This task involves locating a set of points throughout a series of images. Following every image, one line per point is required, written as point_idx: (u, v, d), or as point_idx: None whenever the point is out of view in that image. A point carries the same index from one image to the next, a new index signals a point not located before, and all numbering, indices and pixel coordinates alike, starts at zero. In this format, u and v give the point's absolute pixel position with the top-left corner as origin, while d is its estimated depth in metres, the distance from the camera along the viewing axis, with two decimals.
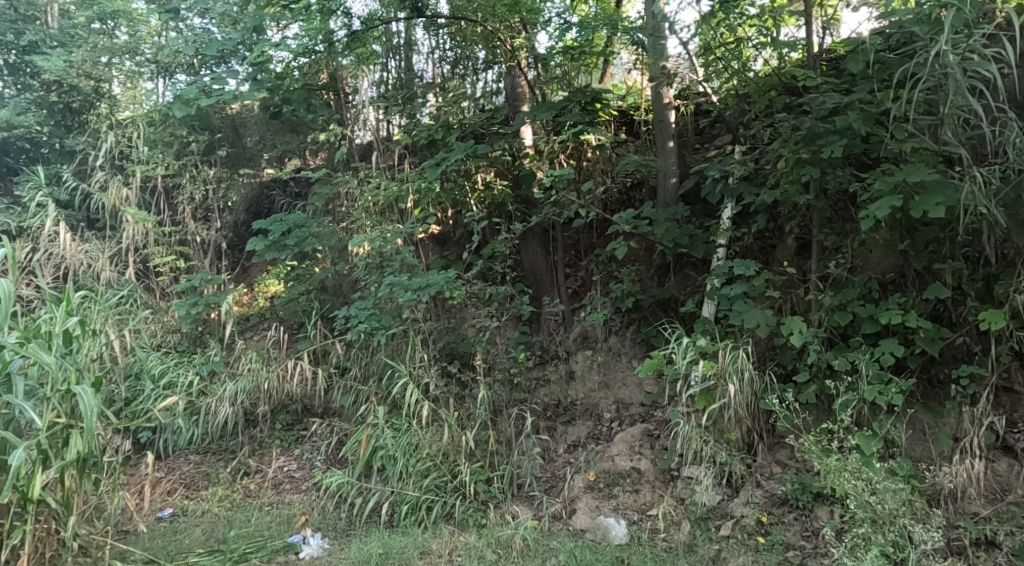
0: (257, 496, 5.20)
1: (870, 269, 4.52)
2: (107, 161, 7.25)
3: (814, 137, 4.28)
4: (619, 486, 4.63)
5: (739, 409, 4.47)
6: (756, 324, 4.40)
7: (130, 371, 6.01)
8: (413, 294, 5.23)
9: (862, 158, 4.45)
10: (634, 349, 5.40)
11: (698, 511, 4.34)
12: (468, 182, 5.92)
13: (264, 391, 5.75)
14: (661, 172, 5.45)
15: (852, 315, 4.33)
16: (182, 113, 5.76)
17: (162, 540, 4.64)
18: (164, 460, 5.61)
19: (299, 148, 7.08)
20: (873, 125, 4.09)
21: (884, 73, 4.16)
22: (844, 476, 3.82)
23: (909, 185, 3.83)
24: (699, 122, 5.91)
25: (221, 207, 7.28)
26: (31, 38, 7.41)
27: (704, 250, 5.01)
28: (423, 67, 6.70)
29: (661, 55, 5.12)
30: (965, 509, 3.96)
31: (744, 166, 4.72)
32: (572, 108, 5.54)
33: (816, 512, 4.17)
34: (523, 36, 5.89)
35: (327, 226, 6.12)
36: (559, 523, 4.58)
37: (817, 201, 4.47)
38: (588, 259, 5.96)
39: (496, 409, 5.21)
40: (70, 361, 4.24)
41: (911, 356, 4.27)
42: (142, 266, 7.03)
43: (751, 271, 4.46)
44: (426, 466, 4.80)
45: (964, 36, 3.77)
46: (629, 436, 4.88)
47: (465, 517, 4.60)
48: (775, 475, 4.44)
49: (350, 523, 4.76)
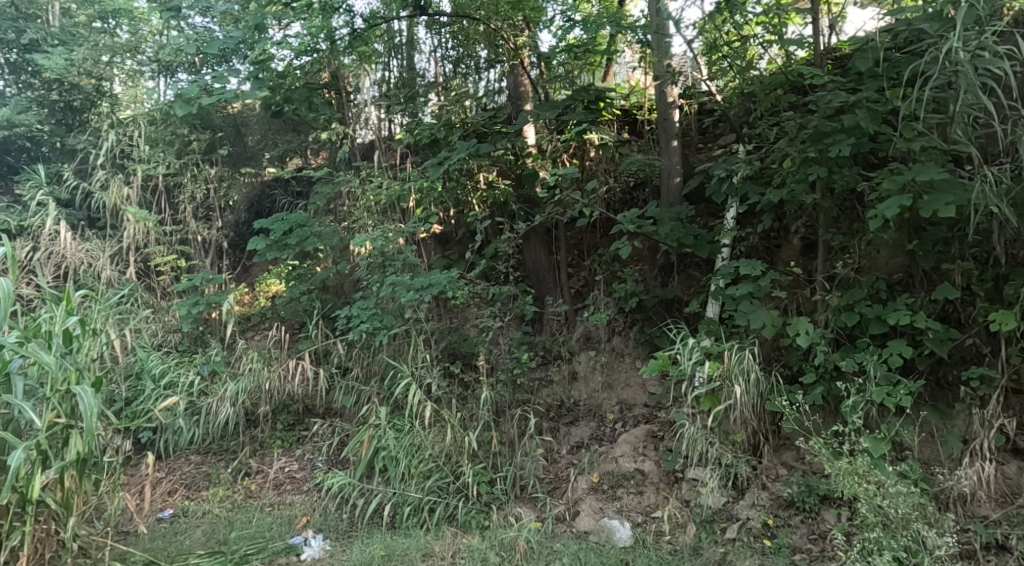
0: (258, 496, 5.16)
1: (877, 269, 4.48)
2: (107, 160, 7.22)
3: (821, 136, 4.23)
4: (623, 487, 4.60)
5: (745, 410, 4.44)
6: (762, 324, 4.36)
7: (130, 370, 5.97)
8: (415, 294, 5.19)
9: (869, 158, 4.41)
10: (637, 350, 5.37)
11: (703, 514, 4.30)
12: (470, 181, 5.85)
13: (265, 391, 5.71)
14: (665, 171, 5.41)
15: (859, 315, 4.29)
16: (183, 111, 5.74)
17: (163, 541, 4.61)
18: (164, 461, 5.58)
19: (301, 148, 7.05)
20: (881, 124, 4.05)
21: (891, 72, 4.12)
22: (854, 479, 3.78)
23: (918, 184, 3.79)
24: (703, 122, 5.87)
25: (222, 206, 7.25)
26: (32, 36, 7.38)
27: (709, 251, 4.97)
28: (425, 66, 6.70)
29: (665, 54, 5.07)
30: (975, 512, 3.93)
31: (750, 166, 4.68)
32: (576, 107, 5.50)
33: (822, 515, 4.14)
34: (525, 35, 5.86)
35: (328, 226, 6.09)
36: (563, 525, 4.54)
37: (824, 200, 4.43)
38: (591, 259, 5.92)
39: (499, 410, 5.18)
40: (70, 360, 4.22)
41: (920, 357, 4.23)
42: (142, 265, 7.00)
43: (757, 271, 4.42)
44: (429, 467, 4.77)
45: (975, 33, 3.74)
46: (633, 437, 4.86)
47: (468, 519, 4.56)
48: (780, 477, 4.40)
49: (351, 525, 4.72)
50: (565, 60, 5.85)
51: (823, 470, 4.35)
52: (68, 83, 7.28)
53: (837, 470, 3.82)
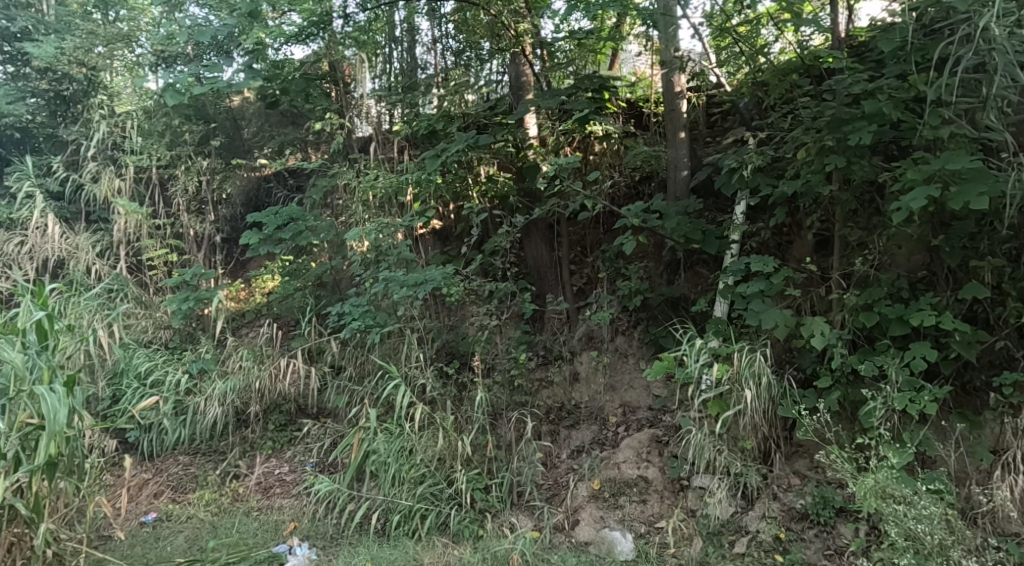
0: (245, 500, 4.93)
1: (897, 266, 4.22)
2: (98, 152, 7.00)
3: (840, 123, 3.96)
4: (625, 495, 4.35)
5: (755, 416, 4.21)
6: (775, 324, 4.09)
7: (116, 369, 5.74)
8: (409, 291, 4.93)
9: (890, 147, 4.15)
10: (641, 350, 5.14)
11: (710, 525, 4.06)
12: (470, 175, 5.60)
13: (254, 391, 5.48)
14: (671, 164, 5.17)
15: (878, 316, 4.02)
16: (174, 100, 5.59)
17: (142, 548, 4.40)
18: (150, 462, 5.35)
19: (299, 141, 6.77)
20: (904, 111, 3.79)
21: (920, 56, 3.85)
22: (877, 495, 3.53)
23: (945, 174, 3.52)
24: (711, 114, 5.63)
25: (216, 200, 7.01)
26: (23, 25, 7.11)
27: (718, 247, 4.69)
28: (427, 58, 6.51)
29: (673, 43, 4.86)
30: (1006, 529, 3.69)
31: (763, 156, 4.41)
32: (580, 95, 5.27)
33: (838, 529, 3.92)
34: (527, 22, 5.47)
35: (323, 220, 5.85)
36: (562, 534, 4.31)
37: (842, 192, 4.17)
38: (594, 255, 5.68)
39: (496, 412, 4.92)
40: (44, 358, 4.00)
41: (945, 361, 3.98)
42: (133, 260, 6.79)
43: (769, 269, 4.16)
44: (421, 473, 4.54)
45: (1013, 8, 3.50)
46: (637, 441, 4.59)
47: (461, 528, 4.34)
48: (793, 487, 4.16)
49: (340, 532, 4.50)
50: (569, 50, 5.66)
51: (838, 480, 4.11)
52: (60, 72, 7.07)
53: (860, 486, 3.56)
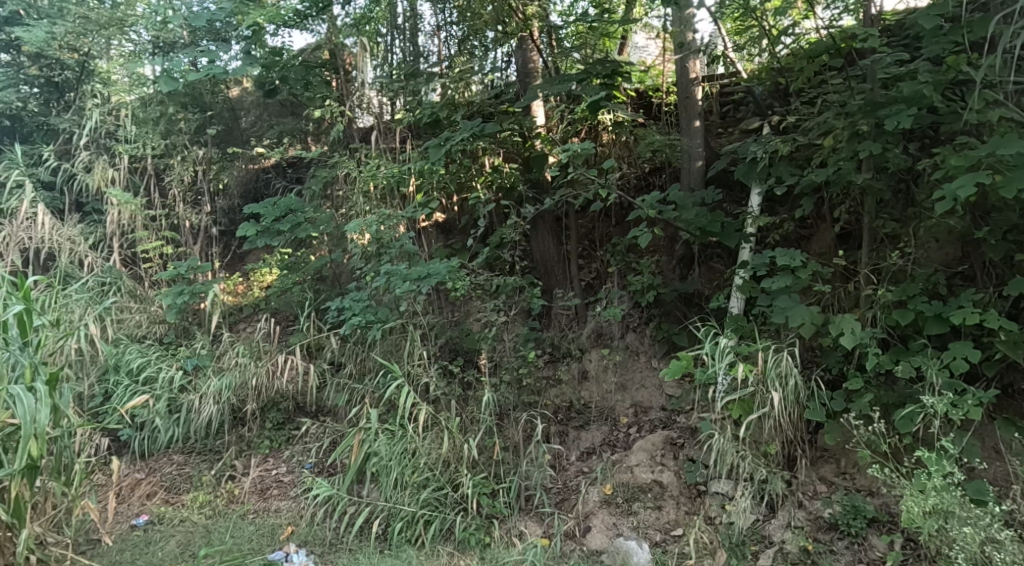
0: (240, 502, 4.71)
1: (932, 261, 4.00)
2: (91, 141, 6.74)
3: (875, 106, 3.72)
4: (639, 502, 4.13)
5: (779, 419, 4.00)
6: (802, 323, 3.85)
7: (106, 365, 5.49)
8: (411, 285, 4.70)
9: (926, 135, 3.94)
10: (653, 348, 4.94)
11: (733, 536, 3.86)
12: (474, 165, 5.40)
13: (251, 388, 5.25)
14: (686, 153, 4.93)
15: (915, 314, 3.79)
16: (168, 87, 5.52)
17: (131, 554, 4.17)
18: (142, 462, 5.11)
19: (298, 131, 6.46)
20: (946, 94, 3.54)
21: (959, 35, 3.62)
22: (920, 507, 3.30)
23: (996, 161, 3.27)
24: (724, 104, 5.42)
25: (213, 190, 6.76)
26: (12, 7, 6.80)
27: (738, 240, 4.46)
28: (431, 48, 6.02)
29: (686, 27, 4.65)
30: None
31: (788, 144, 4.16)
32: (590, 81, 4.96)
33: (870, 540, 3.71)
34: (536, 5, 5.14)
35: (323, 211, 5.63)
36: (573, 542, 4.10)
37: (874, 181, 3.94)
38: (604, 249, 5.46)
39: (503, 413, 4.69)
40: (26, 355, 3.76)
41: (986, 362, 3.76)
42: (126, 252, 6.57)
43: (796, 263, 3.93)
44: (425, 476, 4.32)
45: None
46: (650, 444, 4.39)
47: (466, 536, 4.12)
48: (820, 494, 3.96)
49: (339, 537, 4.28)
50: (575, 36, 5.34)
51: (868, 488, 3.91)
52: (50, 57, 6.79)
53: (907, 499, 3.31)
